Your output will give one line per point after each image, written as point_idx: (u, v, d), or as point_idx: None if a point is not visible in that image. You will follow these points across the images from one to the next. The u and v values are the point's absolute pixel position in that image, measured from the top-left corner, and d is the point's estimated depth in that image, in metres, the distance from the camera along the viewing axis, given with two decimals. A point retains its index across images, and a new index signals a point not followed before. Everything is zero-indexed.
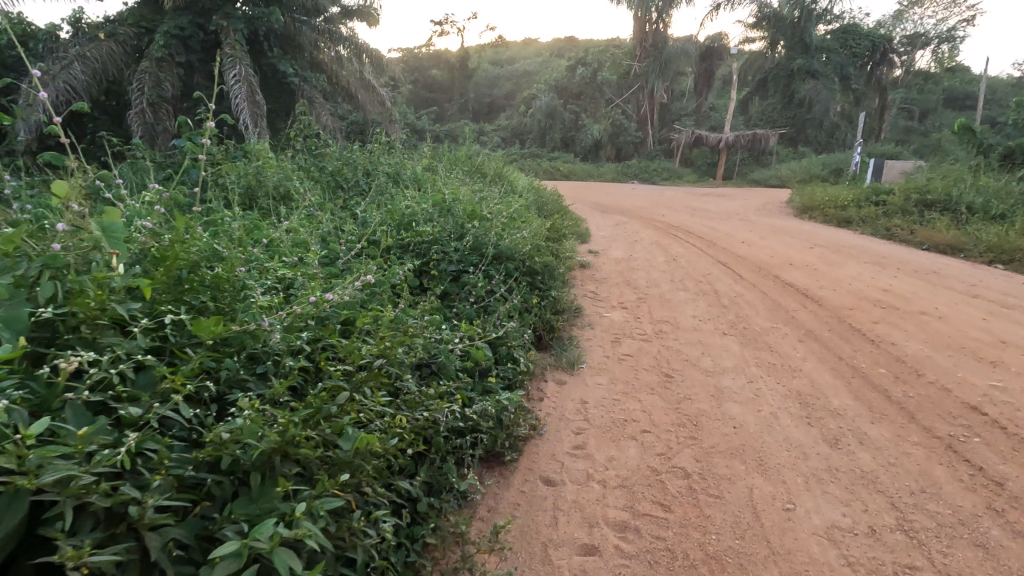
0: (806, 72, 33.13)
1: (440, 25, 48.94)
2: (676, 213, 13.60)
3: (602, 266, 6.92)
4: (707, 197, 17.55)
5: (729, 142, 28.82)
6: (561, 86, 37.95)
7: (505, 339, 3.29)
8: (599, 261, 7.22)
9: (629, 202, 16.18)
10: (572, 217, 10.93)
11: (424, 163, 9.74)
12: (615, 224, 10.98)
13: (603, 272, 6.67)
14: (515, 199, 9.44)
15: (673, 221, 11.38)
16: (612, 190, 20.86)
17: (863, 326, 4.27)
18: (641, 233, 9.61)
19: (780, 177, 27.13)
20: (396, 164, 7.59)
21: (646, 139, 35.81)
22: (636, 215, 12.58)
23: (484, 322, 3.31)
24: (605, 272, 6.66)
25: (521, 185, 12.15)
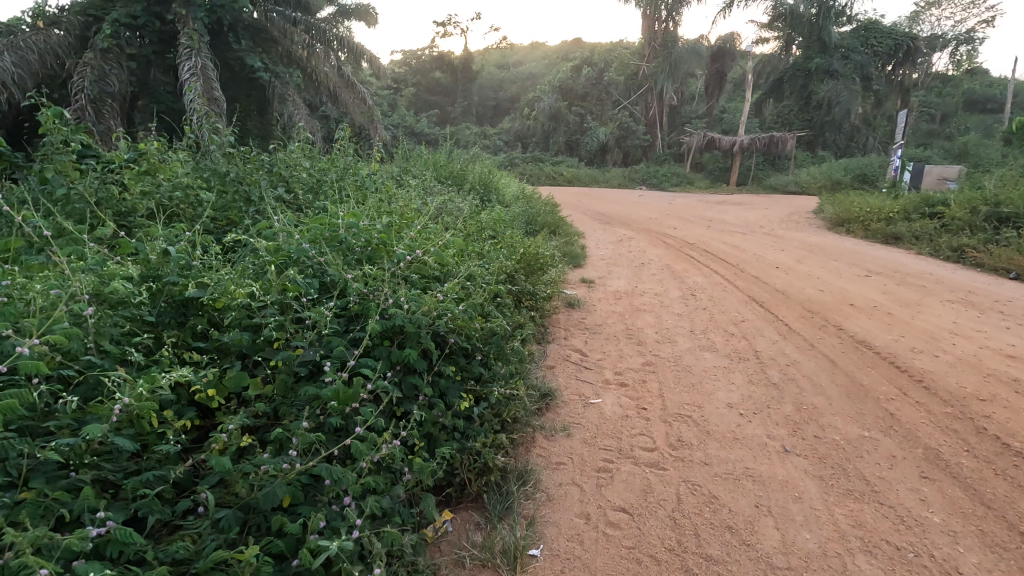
0: (825, 72, 31.30)
1: (443, 26, 47.84)
2: (688, 225, 11.87)
3: (596, 305, 5.23)
4: (723, 206, 15.78)
5: (743, 146, 27.10)
6: (566, 87, 36.23)
7: (345, 555, 1.61)
8: (594, 296, 5.53)
9: (635, 211, 14.40)
10: (566, 233, 9.25)
11: (387, 170, 8.16)
12: (618, 240, 9.27)
13: (596, 313, 4.98)
14: (496, 214, 7.75)
15: (687, 236, 9.65)
16: (617, 197, 19.11)
17: (1020, 444, 2.59)
18: (649, 253, 7.90)
19: (799, 183, 25.33)
20: (335, 171, 5.99)
21: (655, 142, 34.06)
22: (642, 229, 10.86)
23: (302, 517, 1.64)
24: (600, 314, 4.96)
25: (509, 194, 10.52)
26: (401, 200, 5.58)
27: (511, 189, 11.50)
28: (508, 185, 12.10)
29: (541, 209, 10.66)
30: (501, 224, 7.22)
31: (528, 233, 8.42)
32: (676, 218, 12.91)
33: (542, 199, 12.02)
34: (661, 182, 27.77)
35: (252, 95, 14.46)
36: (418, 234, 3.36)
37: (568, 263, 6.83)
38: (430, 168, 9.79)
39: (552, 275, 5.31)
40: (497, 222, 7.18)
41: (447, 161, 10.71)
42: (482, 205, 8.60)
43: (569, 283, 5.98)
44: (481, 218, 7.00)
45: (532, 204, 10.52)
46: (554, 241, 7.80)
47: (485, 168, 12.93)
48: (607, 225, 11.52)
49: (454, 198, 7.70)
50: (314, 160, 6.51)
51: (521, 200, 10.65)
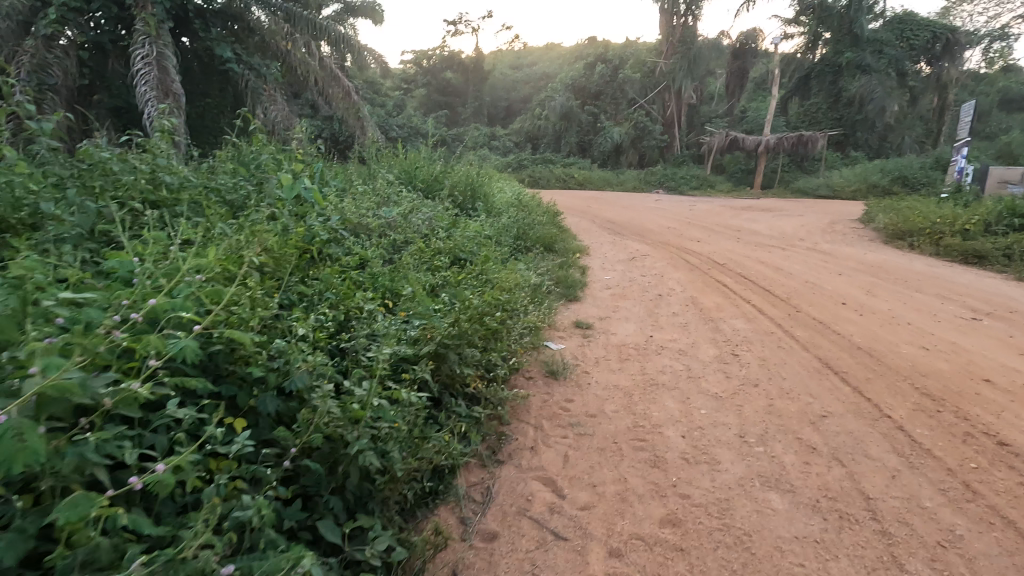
0: (857, 68, 29.18)
1: (453, 25, 46.50)
2: (712, 236, 10.16)
3: (594, 370, 3.58)
4: (749, 213, 14.01)
5: (769, 146, 25.25)
6: (578, 86, 34.22)
7: None
8: (590, 352, 3.88)
9: (649, 219, 12.66)
10: (566, 248, 7.61)
11: (341, 175, 6.59)
12: (628, 258, 7.60)
13: (591, 385, 3.33)
14: (470, 227, 6.14)
15: (714, 253, 7.93)
16: (630, 202, 17.36)
17: None
18: (666, 278, 6.24)
19: (831, 186, 23.32)
20: (238, 183, 4.39)
21: (672, 142, 32.20)
22: (658, 242, 9.18)
23: None
24: (596, 388, 3.30)
25: (500, 202, 8.89)
26: (319, 224, 3.90)
27: (504, 195, 9.83)
28: (502, 190, 10.46)
29: (538, 220, 9.00)
30: (473, 240, 5.56)
31: (515, 253, 6.80)
32: (697, 228, 11.17)
33: (541, 206, 10.35)
34: (680, 184, 25.90)
35: (224, 88, 13.13)
36: (181, 313, 1.85)
37: (560, 297, 5.20)
38: (402, 171, 8.15)
39: (525, 322, 3.65)
40: (467, 240, 5.53)
41: (426, 163, 9.08)
42: (458, 217, 6.97)
43: (557, 329, 4.35)
44: (443, 238, 5.36)
45: (526, 214, 8.89)
46: (545, 264, 6.16)
47: (478, 171, 11.31)
48: (615, 237, 9.85)
49: (418, 210, 6.09)
50: (224, 161, 4.92)
51: (512, 208, 8.99)
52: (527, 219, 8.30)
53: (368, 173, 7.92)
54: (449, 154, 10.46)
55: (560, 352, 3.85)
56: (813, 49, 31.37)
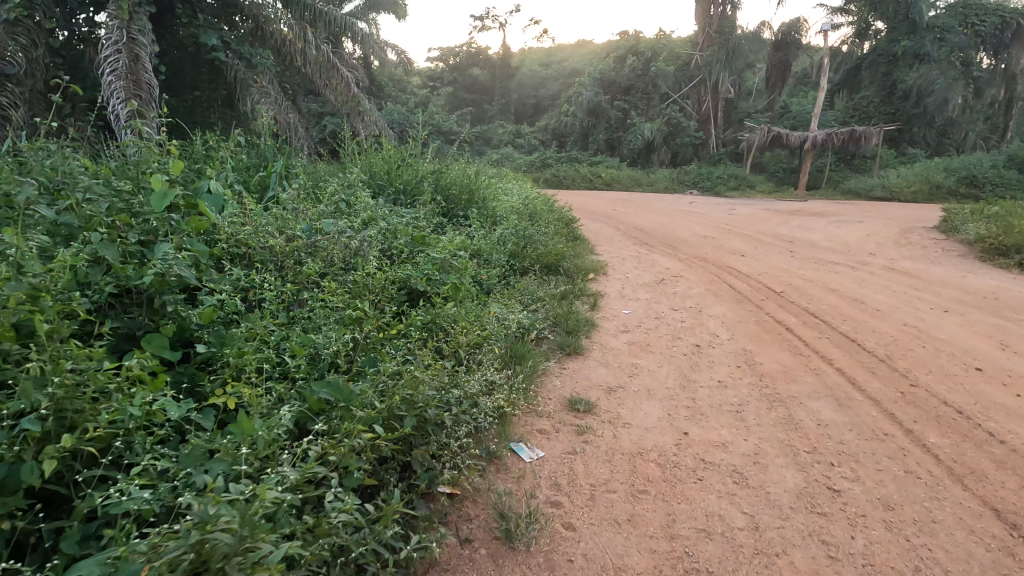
0: (914, 57, 26.61)
1: (479, 21, 45.18)
2: (758, 249, 8.50)
3: (593, 510, 2.18)
4: (800, 219, 12.18)
5: (816, 142, 23.15)
6: (607, 79, 32.07)
7: None
8: (590, 464, 2.46)
9: (681, 226, 11.01)
10: (577, 268, 6.13)
11: (291, 186, 5.34)
12: (655, 279, 6.09)
13: (576, 558, 1.97)
14: (442, 243, 4.71)
15: (764, 273, 6.38)
16: (661, 204, 15.62)
17: None
18: (707, 311, 4.71)
19: (887, 186, 21.05)
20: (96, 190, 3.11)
21: (708, 139, 30.18)
22: (694, 256, 7.61)
23: None
24: (585, 566, 1.94)
25: (502, 206, 7.48)
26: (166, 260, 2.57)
27: (508, 199, 8.33)
28: (507, 193, 8.96)
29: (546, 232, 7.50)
30: (439, 259, 4.18)
31: (508, 277, 5.35)
32: (739, 238, 9.50)
33: (552, 212, 8.83)
34: (716, 184, 23.91)
35: (213, 82, 11.89)
36: None
37: (557, 346, 3.75)
38: (381, 171, 6.75)
39: (455, 428, 2.31)
40: (428, 264, 4.15)
41: (415, 161, 7.63)
42: (437, 233, 5.59)
43: (546, 408, 2.91)
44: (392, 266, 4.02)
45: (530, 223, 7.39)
46: (540, 295, 4.71)
47: (482, 171, 9.90)
48: (641, 250, 8.32)
49: (376, 222, 4.69)
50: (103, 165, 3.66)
51: (515, 215, 7.49)
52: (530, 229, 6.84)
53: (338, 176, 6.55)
54: (447, 151, 9.03)
55: (543, 463, 2.45)
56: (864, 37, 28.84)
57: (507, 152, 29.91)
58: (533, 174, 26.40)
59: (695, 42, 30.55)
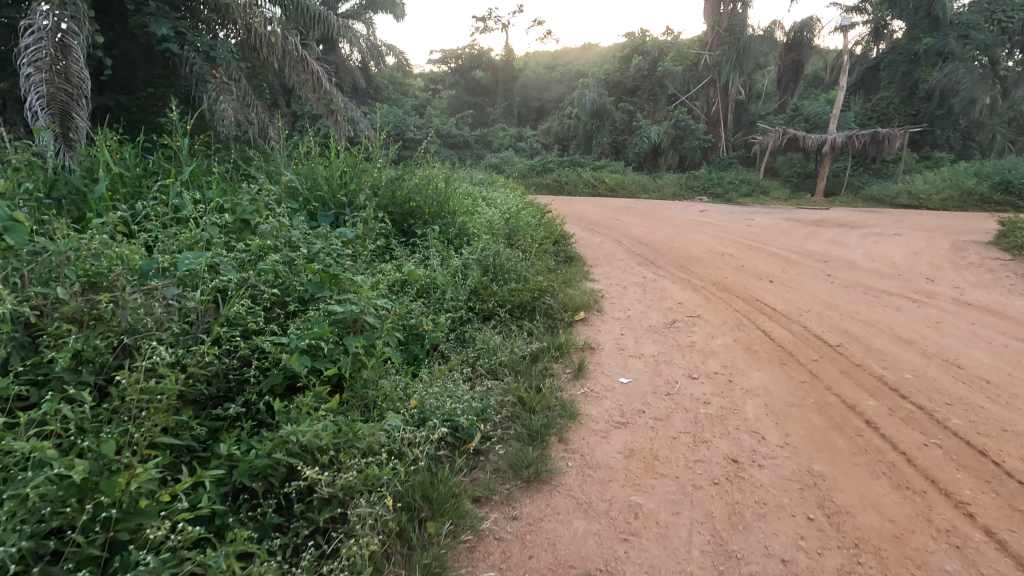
0: (937, 55, 24.97)
1: (480, 22, 43.92)
2: (787, 272, 7.07)
3: None
4: (829, 232, 10.68)
5: (835, 145, 21.65)
6: (612, 80, 30.82)
7: None
8: None
9: (693, 240, 9.57)
10: (560, 304, 4.75)
11: (179, 208, 4.09)
12: (664, 320, 4.69)
13: None
14: (360, 284, 3.38)
15: (803, 310, 4.97)
16: (670, 213, 14.14)
17: None
18: (740, 381, 3.31)
19: (912, 193, 19.51)
20: None
21: (719, 143, 28.72)
22: (711, 283, 6.20)
23: None
24: None
25: (476, 224, 6.13)
26: None
27: (484, 213, 6.93)
28: (486, 206, 7.56)
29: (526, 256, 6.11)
30: (343, 308, 2.82)
31: (464, 325, 3.99)
32: (762, 257, 8.07)
33: (537, 225, 7.43)
34: (727, 190, 22.42)
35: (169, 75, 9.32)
36: None
37: (510, 465, 2.40)
38: (319, 187, 5.49)
39: None
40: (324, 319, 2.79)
41: (368, 165, 6.25)
42: (371, 266, 4.25)
43: None
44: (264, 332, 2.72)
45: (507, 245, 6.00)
46: (498, 359, 3.35)
47: (460, 180, 8.60)
48: (646, 273, 6.92)
49: (268, 258, 3.38)
50: None
51: (490, 234, 6.10)
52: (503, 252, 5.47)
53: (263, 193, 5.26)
54: (415, 152, 7.63)
55: None
56: (881, 37, 27.29)
57: (507, 155, 28.57)
58: (533, 180, 25.02)
59: (703, 41, 29.15)
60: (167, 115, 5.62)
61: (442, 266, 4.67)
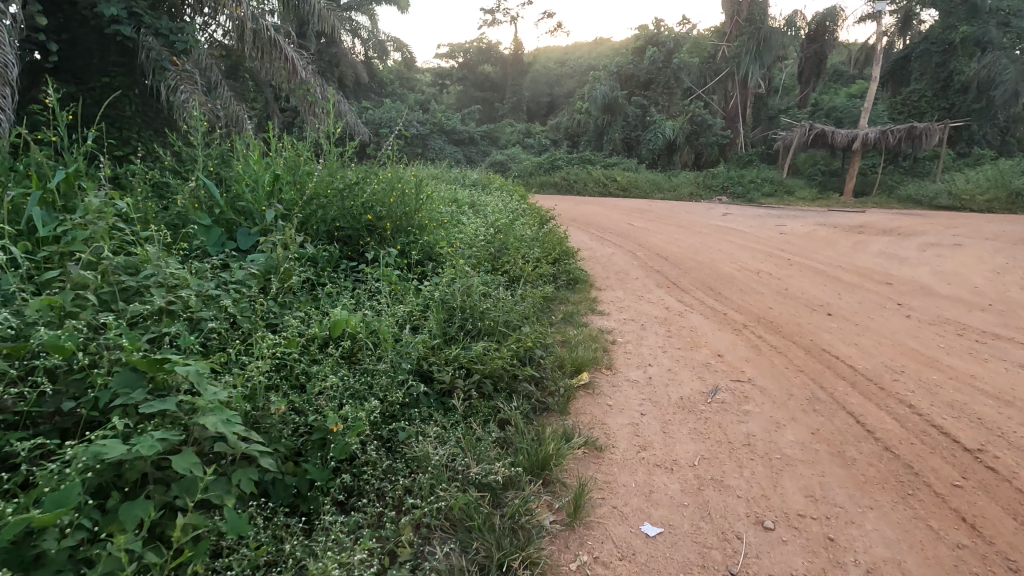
0: (975, 44, 23.17)
1: (489, 15, 42.49)
2: (846, 299, 5.65)
3: None
4: (878, 242, 9.17)
5: (865, 141, 20.03)
6: (625, 73, 28.91)
7: None
8: None
9: (721, 253, 8.14)
10: (553, 360, 3.40)
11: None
12: (700, 389, 3.33)
13: None
14: (210, 374, 2.06)
15: (893, 369, 3.59)
16: (689, 217, 12.66)
17: None
18: (849, 542, 2.01)
19: (953, 193, 17.81)
20: None
21: (737, 138, 27.19)
22: (754, 318, 4.81)
23: None
24: None
25: (449, 247, 4.84)
26: None
27: (463, 227, 5.58)
28: (469, 218, 6.20)
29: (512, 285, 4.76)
30: (125, 445, 1.52)
31: (402, 413, 2.68)
32: (808, 277, 6.64)
33: (531, 238, 6.05)
34: (748, 189, 20.85)
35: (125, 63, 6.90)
36: None
37: None
38: (241, 199, 4.22)
39: None
40: (91, 470, 1.51)
41: (312, 163, 4.91)
42: (274, 323, 2.98)
43: None
44: None
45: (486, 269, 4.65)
46: (435, 502, 2.06)
47: (443, 188, 7.31)
48: (669, 301, 5.53)
49: (60, 327, 2.07)
50: None
51: (466, 256, 4.76)
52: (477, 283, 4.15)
53: (165, 213, 4.01)
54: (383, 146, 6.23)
55: None
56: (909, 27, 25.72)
57: (513, 153, 27.16)
58: (541, 179, 23.61)
59: (721, 32, 27.57)
60: (39, 99, 4.22)
61: (385, 312, 3.36)
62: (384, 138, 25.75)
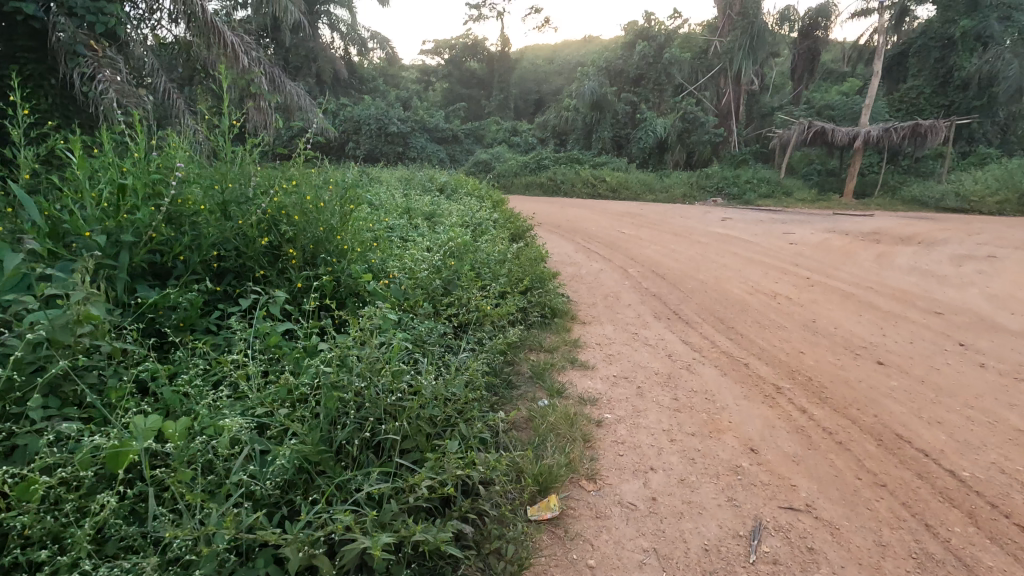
0: (976, 39, 22.18)
1: (474, 9, 41.10)
2: (892, 338, 4.50)
3: None
4: (902, 255, 8.03)
5: (867, 138, 18.98)
6: (614, 69, 27.51)
7: None
8: None
9: (727, 269, 6.97)
10: (502, 477, 2.18)
11: None
12: (734, 525, 2.14)
13: None
14: None
15: (1013, 477, 2.44)
16: (685, 223, 11.46)
17: None
18: None
19: (961, 195, 16.78)
20: None
21: (730, 137, 26.15)
22: (785, 374, 3.64)
23: None
24: None
25: (374, 284, 3.55)
26: None
27: (404, 251, 4.30)
28: (417, 236, 4.91)
29: (462, 333, 3.50)
30: None
31: None
32: (836, 303, 5.49)
33: (494, 259, 4.76)
34: (745, 190, 19.74)
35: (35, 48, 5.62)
36: None
37: None
38: (59, 219, 2.89)
39: None
40: None
41: (186, 168, 3.58)
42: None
43: None
44: None
45: (423, 313, 3.39)
46: None
47: (391, 202, 6.07)
48: (671, 341, 4.35)
49: None
50: None
51: (397, 294, 3.48)
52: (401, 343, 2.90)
53: None
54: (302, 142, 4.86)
55: None
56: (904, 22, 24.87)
57: (498, 151, 25.83)
58: (526, 179, 22.35)
59: (713, 26, 26.41)
60: None
61: (227, 414, 2.09)
62: (361, 136, 24.34)
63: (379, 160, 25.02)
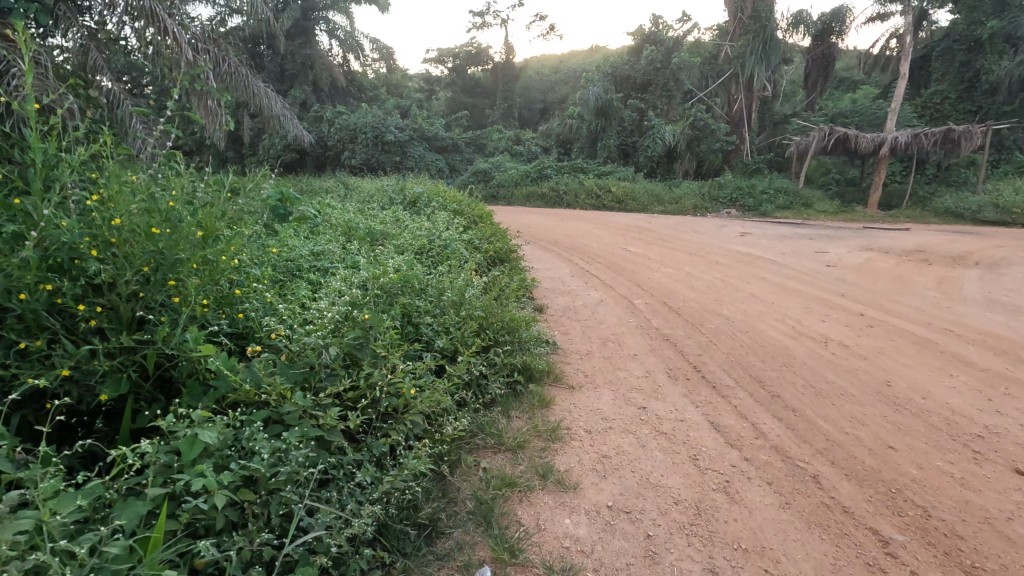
0: (1005, 40, 20.67)
1: (478, 18, 40.17)
2: (1013, 422, 3.12)
3: None
4: (968, 281, 6.59)
5: (893, 146, 17.61)
6: (620, 75, 26.27)
7: None
8: None
9: (757, 302, 5.59)
10: None
11: None
12: None
13: None
14: None
15: None
16: (699, 238, 10.09)
17: None
18: None
19: (1000, 206, 15.27)
20: None
21: (743, 145, 24.83)
22: (883, 505, 2.29)
23: None
24: None
25: (223, 357, 2.19)
26: None
27: (307, 295, 2.98)
28: (341, 267, 3.59)
29: (356, 447, 2.18)
30: None
31: None
32: (911, 355, 4.10)
33: (442, 299, 3.42)
34: (760, 201, 18.35)
35: None
36: None
37: None
38: None
39: None
40: None
41: None
42: None
43: None
44: None
45: (290, 414, 2.07)
46: None
47: (329, 226, 4.78)
48: (696, 426, 2.99)
49: None
50: None
51: (255, 376, 2.17)
52: (203, 498, 1.59)
53: None
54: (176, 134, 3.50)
55: None
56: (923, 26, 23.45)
57: (498, 160, 24.56)
58: (528, 190, 21.10)
59: (724, 31, 25.16)
60: None
61: None
62: (356, 145, 23.25)
63: (374, 170, 23.85)
